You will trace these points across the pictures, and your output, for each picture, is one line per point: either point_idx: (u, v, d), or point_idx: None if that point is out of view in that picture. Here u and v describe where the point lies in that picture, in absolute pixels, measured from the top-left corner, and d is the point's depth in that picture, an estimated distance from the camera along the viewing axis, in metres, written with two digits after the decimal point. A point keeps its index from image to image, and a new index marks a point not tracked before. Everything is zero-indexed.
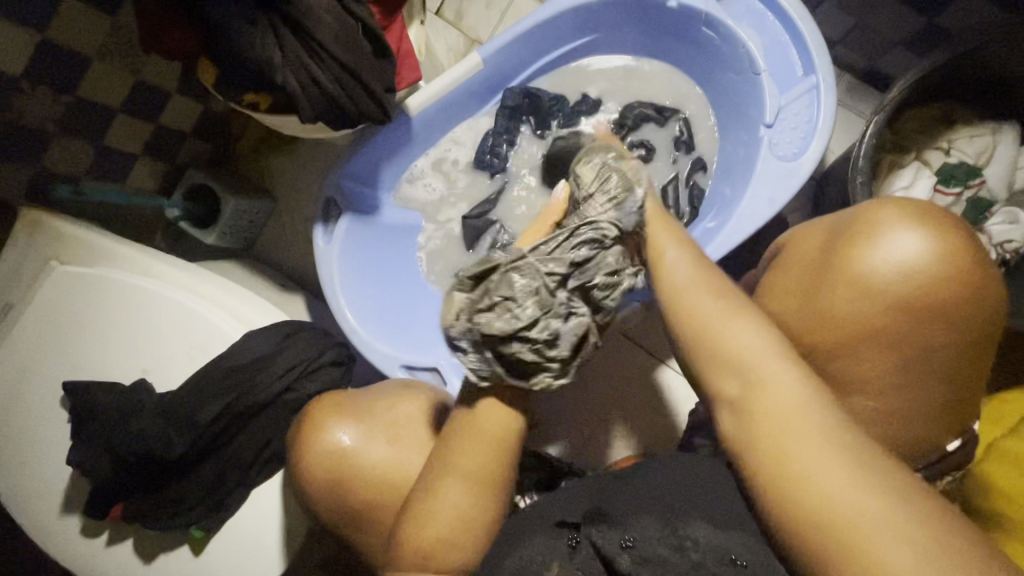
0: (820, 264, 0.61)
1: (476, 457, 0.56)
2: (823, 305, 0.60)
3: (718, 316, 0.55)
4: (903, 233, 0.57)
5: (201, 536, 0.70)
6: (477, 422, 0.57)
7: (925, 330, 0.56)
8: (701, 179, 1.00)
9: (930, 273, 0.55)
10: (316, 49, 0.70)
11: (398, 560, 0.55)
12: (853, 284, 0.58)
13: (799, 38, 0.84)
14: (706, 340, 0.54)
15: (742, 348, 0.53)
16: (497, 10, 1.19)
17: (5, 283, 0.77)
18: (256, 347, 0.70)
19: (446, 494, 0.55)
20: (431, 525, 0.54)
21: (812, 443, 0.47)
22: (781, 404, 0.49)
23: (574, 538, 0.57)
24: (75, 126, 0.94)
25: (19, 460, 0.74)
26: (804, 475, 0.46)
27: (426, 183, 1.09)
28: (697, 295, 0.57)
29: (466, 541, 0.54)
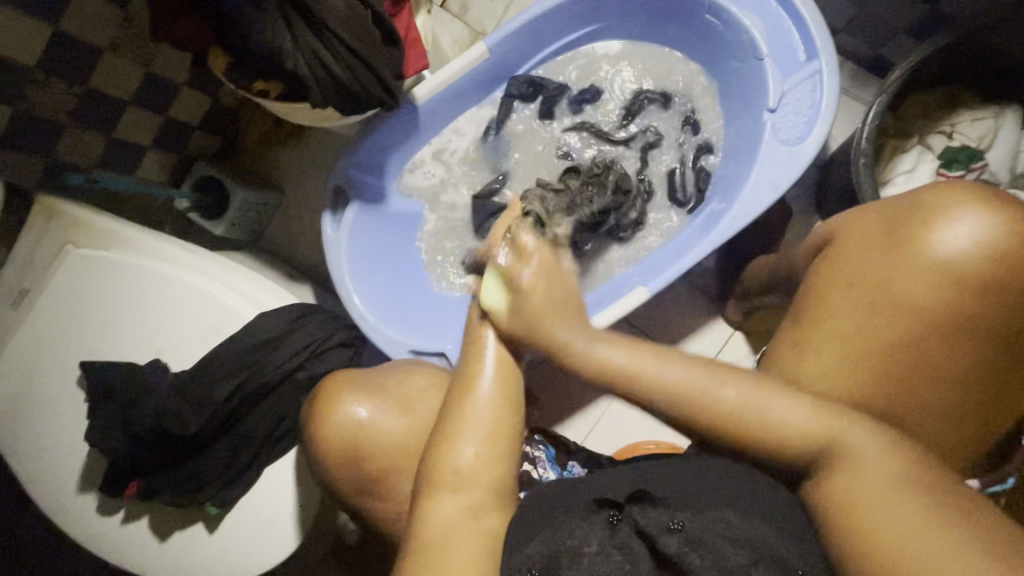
0: (887, 252, 0.58)
1: (497, 377, 0.59)
2: (901, 291, 0.56)
3: (766, 395, 0.53)
4: (972, 217, 0.54)
5: (216, 512, 0.72)
6: (490, 365, 0.59)
7: (1003, 318, 0.54)
8: (708, 163, 1.01)
9: (1015, 251, 0.53)
10: (326, 34, 0.71)
11: (426, 487, 0.56)
12: (927, 272, 0.55)
13: (802, 24, 0.86)
14: (745, 438, 0.53)
15: (792, 423, 0.52)
16: (502, 1, 1.20)
17: (21, 268, 0.78)
18: (268, 328, 0.72)
19: (473, 412, 0.57)
20: (460, 442, 0.56)
21: (888, 498, 0.47)
22: (864, 459, 0.50)
23: (614, 517, 0.54)
24: (88, 117, 0.96)
25: (38, 440, 0.76)
26: (883, 527, 0.46)
27: (432, 172, 1.10)
28: (724, 387, 0.54)
29: (495, 456, 0.56)
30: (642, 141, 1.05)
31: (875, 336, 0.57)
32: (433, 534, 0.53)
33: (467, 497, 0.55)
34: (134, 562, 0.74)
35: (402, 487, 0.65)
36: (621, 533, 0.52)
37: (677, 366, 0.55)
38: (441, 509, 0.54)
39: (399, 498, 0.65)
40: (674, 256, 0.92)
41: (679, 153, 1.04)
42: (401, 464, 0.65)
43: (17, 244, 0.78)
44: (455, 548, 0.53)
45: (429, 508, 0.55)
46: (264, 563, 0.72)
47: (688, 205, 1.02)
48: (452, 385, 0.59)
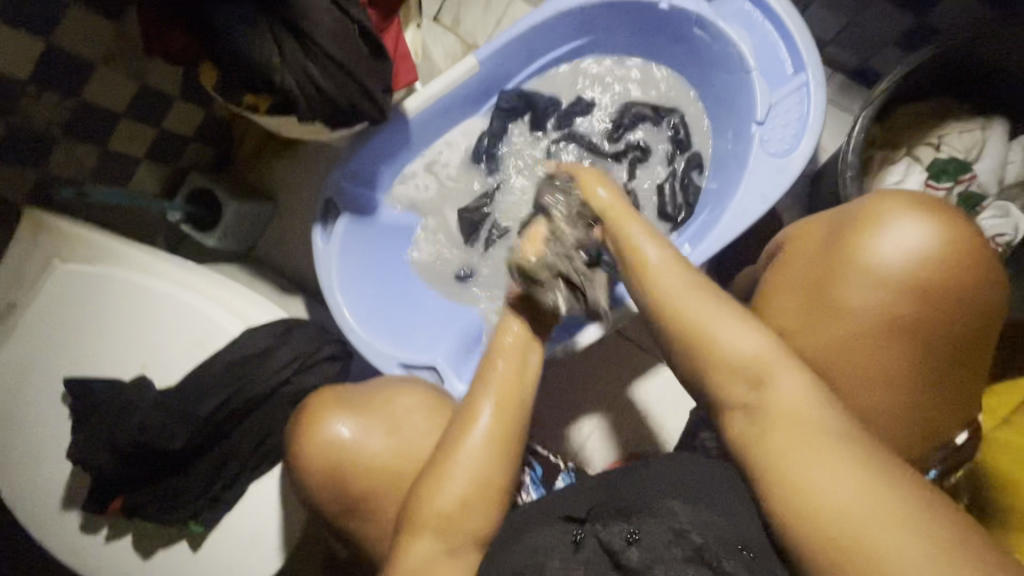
0: (827, 254, 0.60)
1: (495, 419, 0.60)
2: (837, 296, 0.58)
3: (726, 331, 0.55)
4: (904, 222, 0.57)
5: (200, 530, 0.71)
6: (489, 408, 0.61)
7: (934, 320, 0.56)
8: (698, 178, 1.01)
9: (939, 257, 0.55)
10: (313, 49, 0.71)
11: (411, 525, 0.58)
12: (863, 277, 0.57)
13: (789, 37, 0.86)
14: (715, 355, 0.55)
15: (747, 356, 0.54)
16: (494, 14, 1.21)
17: (9, 283, 0.78)
18: (255, 342, 0.71)
19: (463, 459, 0.59)
20: (448, 486, 0.58)
21: (821, 454, 0.49)
22: (792, 421, 0.52)
23: (577, 534, 0.55)
24: (80, 130, 0.96)
25: (22, 457, 0.75)
26: (811, 476, 0.49)
27: (420, 185, 1.10)
28: (711, 306, 0.57)
29: (478, 504, 0.58)
30: (632, 154, 1.05)
31: (815, 340, 0.59)
32: (411, 569, 0.56)
33: (446, 543, 0.57)
34: None
35: (385, 507, 0.64)
36: (584, 550, 0.53)
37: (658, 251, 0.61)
38: (422, 547, 0.57)
39: (383, 517, 0.64)
40: None
41: (669, 166, 1.05)
42: (385, 482, 0.64)
43: (6, 258, 0.79)
44: None
45: (410, 542, 0.58)
46: None
47: (678, 217, 1.02)
48: (452, 425, 0.61)
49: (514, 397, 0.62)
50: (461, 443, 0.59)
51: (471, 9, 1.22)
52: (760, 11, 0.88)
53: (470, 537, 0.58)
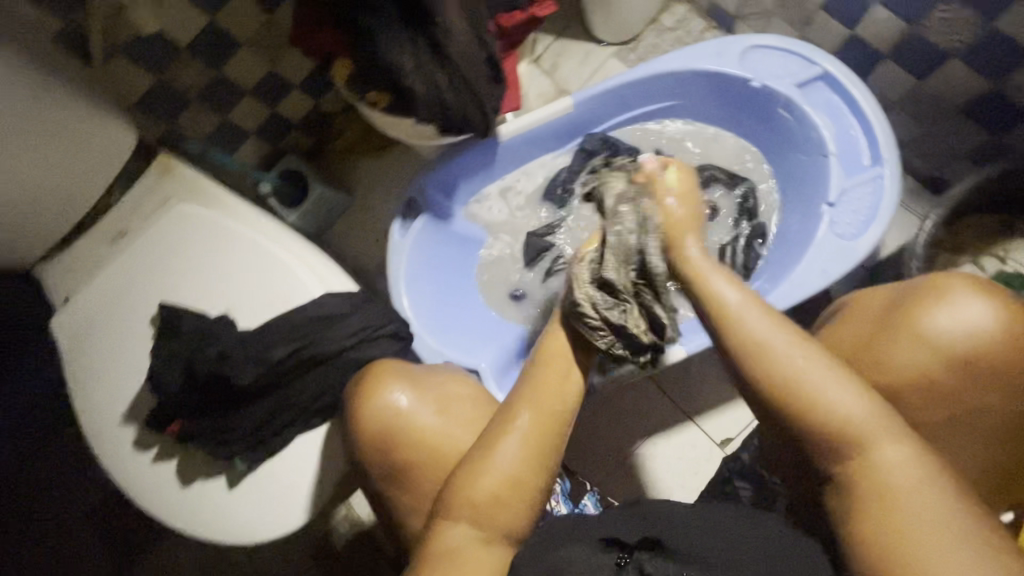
0: (883, 317, 0.66)
1: (533, 424, 0.61)
2: (891, 359, 0.63)
3: (817, 378, 0.56)
4: (966, 303, 0.61)
5: (243, 468, 0.75)
6: (528, 416, 0.62)
7: (991, 394, 0.61)
8: (759, 247, 1.06)
9: (998, 341, 0.60)
10: (447, 61, 0.78)
11: (447, 509, 0.60)
12: (912, 341, 0.62)
13: (871, 133, 0.93)
14: (805, 401, 0.56)
15: (845, 418, 0.55)
16: (589, 67, 1.32)
17: (129, 211, 0.88)
18: (331, 306, 0.77)
19: (499, 458, 0.60)
20: (486, 476, 0.60)
21: (929, 518, 0.50)
22: (888, 479, 0.53)
23: (621, 558, 0.56)
24: (212, 97, 1.08)
25: (101, 365, 0.81)
26: (899, 518, 0.52)
27: (491, 205, 1.18)
28: (793, 349, 0.57)
29: (512, 500, 0.59)
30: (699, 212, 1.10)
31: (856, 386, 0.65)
32: (442, 551, 0.57)
33: (484, 532, 0.58)
34: (152, 501, 0.77)
35: (427, 479, 0.68)
36: (628, 572, 0.55)
37: (737, 290, 0.60)
38: (454, 532, 0.58)
39: (421, 488, 0.68)
40: None
41: (734, 230, 1.08)
42: (428, 457, 0.68)
43: (133, 189, 0.88)
44: (463, 569, 0.55)
45: (441, 529, 0.59)
46: (275, 529, 0.74)
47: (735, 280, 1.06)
48: (494, 420, 0.63)
49: (553, 408, 0.62)
50: (499, 440, 0.61)
51: (569, 60, 1.33)
52: (844, 105, 0.96)
53: (501, 534, 0.59)
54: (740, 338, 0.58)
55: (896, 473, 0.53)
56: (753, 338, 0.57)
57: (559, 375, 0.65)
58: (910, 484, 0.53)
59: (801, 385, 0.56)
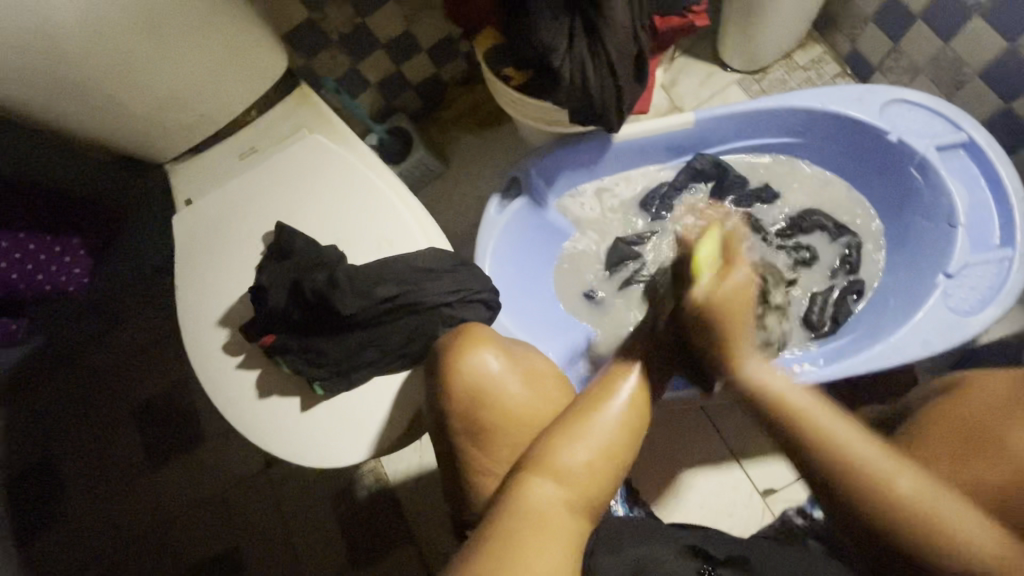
0: (1003, 414, 0.58)
1: (630, 407, 0.65)
2: (1023, 465, 0.54)
3: (921, 494, 0.49)
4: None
5: (319, 394, 0.77)
6: (627, 397, 0.65)
7: None
8: (853, 302, 1.03)
9: None
10: (597, 52, 0.81)
11: (536, 465, 0.60)
12: None
13: (1007, 214, 0.89)
14: (911, 523, 0.49)
15: (979, 551, 0.47)
16: (708, 89, 1.31)
17: (265, 131, 0.93)
18: (434, 260, 0.79)
19: (598, 426, 0.62)
20: (584, 439, 0.61)
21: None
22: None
23: (702, 567, 0.57)
24: (349, 41, 1.14)
25: (209, 267, 0.86)
26: None
27: (584, 202, 1.19)
28: (884, 462, 0.51)
29: (602, 472, 0.60)
30: (797, 255, 1.08)
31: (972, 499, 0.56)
32: (530, 506, 0.56)
33: (572, 498, 0.58)
34: (228, 405, 0.80)
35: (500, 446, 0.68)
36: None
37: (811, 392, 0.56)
38: (542, 490, 0.57)
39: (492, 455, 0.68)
40: (795, 368, 0.95)
41: (829, 281, 1.06)
42: (508, 427, 0.67)
43: (271, 111, 0.93)
44: (552, 526, 0.55)
45: (528, 484, 0.58)
46: (337, 459, 0.76)
47: (821, 330, 1.03)
48: (591, 392, 0.66)
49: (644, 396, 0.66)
50: (601, 408, 0.64)
51: (690, 78, 1.32)
52: (983, 179, 0.92)
53: (583, 502, 0.59)
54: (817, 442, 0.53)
55: None
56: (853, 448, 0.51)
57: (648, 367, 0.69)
58: None
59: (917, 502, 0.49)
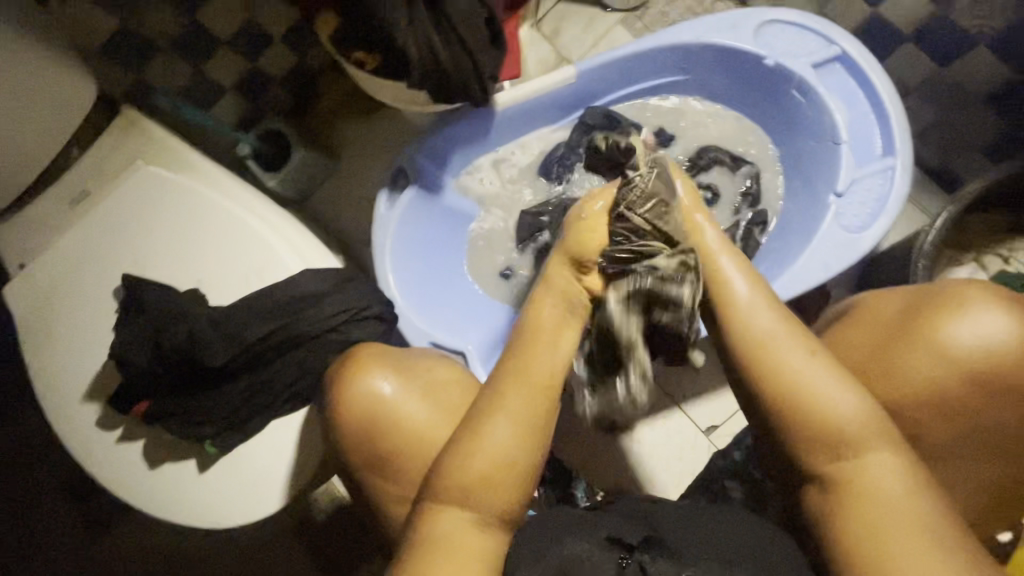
0: (899, 323, 0.64)
1: (523, 405, 0.57)
2: (911, 372, 0.61)
3: (806, 368, 0.57)
4: (987, 310, 0.59)
5: (213, 452, 0.71)
6: (518, 395, 0.58)
7: (1005, 406, 0.60)
8: (759, 234, 1.02)
9: (1018, 353, 0.58)
10: (443, 24, 0.74)
11: (437, 494, 0.57)
12: (929, 353, 0.60)
13: (885, 121, 0.89)
14: (797, 398, 0.56)
15: (838, 419, 0.55)
16: (593, 34, 1.24)
17: (94, 170, 0.80)
18: (311, 284, 0.72)
19: (487, 445, 0.56)
20: (475, 460, 0.56)
21: (889, 517, 0.52)
22: (865, 490, 0.53)
23: (625, 559, 0.54)
24: (184, 45, 0.98)
25: (59, 339, 0.75)
26: (875, 525, 0.52)
27: (482, 177, 1.12)
28: (785, 345, 0.58)
29: (505, 481, 0.56)
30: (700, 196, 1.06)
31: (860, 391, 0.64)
32: (437, 537, 0.55)
33: (477, 521, 0.56)
34: (117, 483, 0.73)
35: (408, 468, 0.65)
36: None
37: (747, 285, 0.62)
38: (448, 519, 0.55)
39: (404, 478, 0.65)
40: None
41: (735, 217, 1.04)
42: (411, 447, 0.65)
43: (93, 147, 0.80)
44: (460, 553, 0.53)
45: (433, 513, 0.56)
46: (247, 516, 0.71)
47: None
48: (481, 400, 0.59)
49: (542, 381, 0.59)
50: (487, 425, 0.56)
51: (572, 25, 1.24)
52: (860, 90, 0.91)
53: (493, 514, 0.56)
54: (744, 325, 0.59)
55: (877, 479, 0.54)
56: (764, 331, 0.59)
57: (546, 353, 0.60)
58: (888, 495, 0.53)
59: (800, 379, 0.57)
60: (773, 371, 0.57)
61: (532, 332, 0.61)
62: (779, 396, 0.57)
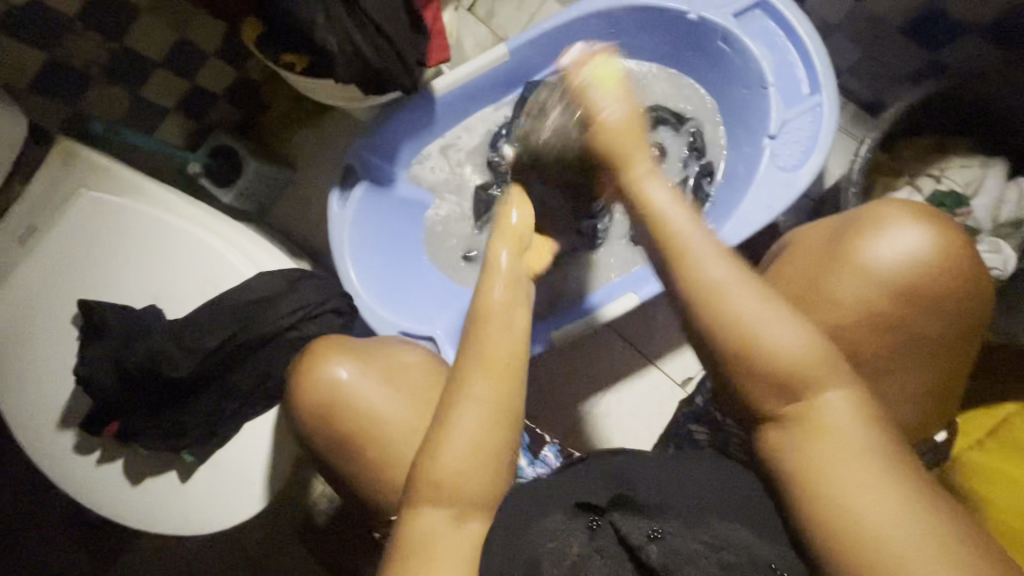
0: (829, 251, 0.66)
1: (489, 395, 0.60)
2: (839, 293, 0.64)
3: (755, 314, 0.53)
4: (905, 230, 0.62)
5: (191, 461, 0.73)
6: (482, 384, 0.60)
7: (927, 315, 0.63)
8: (709, 184, 1.04)
9: (935, 262, 0.62)
10: (359, 15, 0.75)
11: (416, 495, 0.59)
12: (856, 276, 0.64)
13: (808, 60, 0.91)
14: (750, 347, 0.53)
15: (789, 357, 0.53)
16: (526, 11, 1.25)
17: (34, 204, 0.78)
18: (266, 287, 0.73)
19: (464, 415, 0.59)
20: (449, 455, 0.59)
21: (846, 456, 0.50)
22: (826, 428, 0.52)
23: (595, 520, 0.54)
24: (116, 71, 0.97)
25: (26, 373, 0.76)
26: (831, 462, 0.51)
27: (433, 165, 1.13)
28: (722, 283, 0.54)
29: (480, 472, 0.59)
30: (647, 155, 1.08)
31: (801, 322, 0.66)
32: (416, 538, 0.57)
33: (470, 488, 0.59)
34: (102, 504, 0.75)
35: (377, 448, 0.68)
36: (601, 534, 0.53)
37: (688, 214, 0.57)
38: (428, 517, 0.58)
39: (374, 458, 0.68)
40: None
41: (682, 171, 1.07)
42: (375, 427, 0.68)
43: (30, 184, 0.78)
44: (439, 551, 0.56)
45: (413, 514, 0.58)
46: (233, 518, 0.73)
47: None
48: (447, 393, 0.60)
49: (504, 367, 0.61)
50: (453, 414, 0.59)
51: (505, 5, 1.25)
52: (782, 33, 0.93)
53: (471, 505, 0.59)
54: (692, 278, 0.55)
55: (830, 414, 0.52)
56: (710, 278, 0.54)
57: (501, 337, 0.62)
58: (841, 426, 0.52)
59: (753, 326, 0.53)
60: (726, 319, 0.54)
61: (487, 321, 0.63)
62: (726, 341, 0.54)
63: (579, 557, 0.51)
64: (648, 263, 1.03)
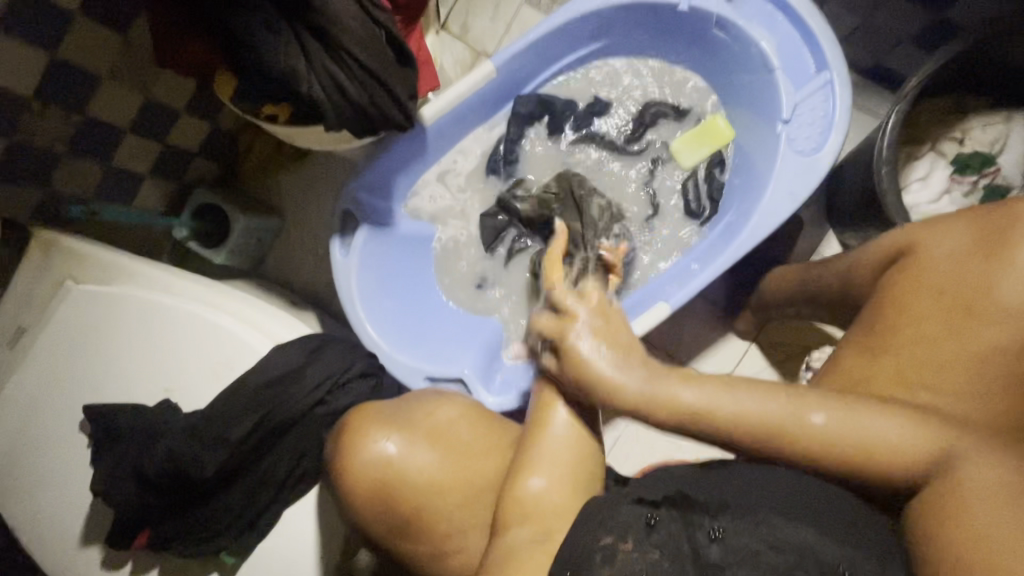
0: (967, 257, 0.56)
1: (572, 409, 0.58)
2: (1000, 298, 0.53)
3: (849, 427, 0.49)
4: None
5: (233, 561, 0.68)
6: (562, 400, 0.58)
7: None
8: (719, 175, 1.01)
9: None
10: (341, 55, 0.70)
11: (502, 517, 0.56)
12: (1016, 274, 0.53)
13: (813, 37, 0.86)
14: (861, 460, 0.49)
15: (890, 452, 0.49)
16: (503, 21, 1.20)
17: (17, 305, 0.72)
18: (284, 362, 0.68)
19: (552, 426, 0.57)
20: (537, 467, 0.56)
21: (998, 507, 0.46)
22: (969, 475, 0.48)
23: (652, 515, 0.51)
24: (85, 146, 0.90)
25: (39, 492, 0.70)
26: (976, 537, 0.46)
27: (432, 192, 1.07)
28: (810, 413, 0.50)
29: (575, 483, 0.55)
30: (652, 155, 1.04)
31: (956, 342, 0.55)
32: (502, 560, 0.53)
33: (566, 488, 0.55)
34: None
35: (438, 522, 0.64)
36: (659, 532, 0.50)
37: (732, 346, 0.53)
38: (518, 538, 0.54)
39: (434, 531, 0.64)
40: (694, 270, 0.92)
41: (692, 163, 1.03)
42: (434, 497, 0.64)
43: (12, 284, 0.73)
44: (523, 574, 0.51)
45: (502, 538, 0.55)
46: None
47: (703, 215, 1.01)
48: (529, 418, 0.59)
49: (580, 385, 0.59)
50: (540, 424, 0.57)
51: (479, 17, 1.20)
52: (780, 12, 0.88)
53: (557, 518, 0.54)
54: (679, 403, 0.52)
55: (967, 468, 0.48)
56: (759, 408, 0.50)
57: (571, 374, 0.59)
58: (969, 468, 0.48)
59: (845, 436, 0.49)
60: (811, 439, 0.50)
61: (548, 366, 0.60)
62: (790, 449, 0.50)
63: (632, 557, 0.49)
64: (682, 260, 0.98)
